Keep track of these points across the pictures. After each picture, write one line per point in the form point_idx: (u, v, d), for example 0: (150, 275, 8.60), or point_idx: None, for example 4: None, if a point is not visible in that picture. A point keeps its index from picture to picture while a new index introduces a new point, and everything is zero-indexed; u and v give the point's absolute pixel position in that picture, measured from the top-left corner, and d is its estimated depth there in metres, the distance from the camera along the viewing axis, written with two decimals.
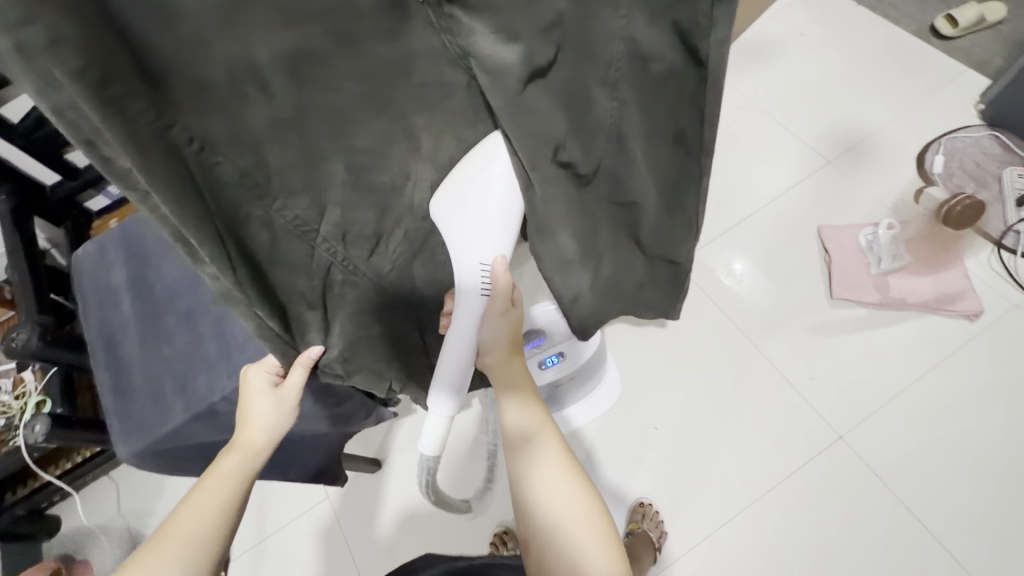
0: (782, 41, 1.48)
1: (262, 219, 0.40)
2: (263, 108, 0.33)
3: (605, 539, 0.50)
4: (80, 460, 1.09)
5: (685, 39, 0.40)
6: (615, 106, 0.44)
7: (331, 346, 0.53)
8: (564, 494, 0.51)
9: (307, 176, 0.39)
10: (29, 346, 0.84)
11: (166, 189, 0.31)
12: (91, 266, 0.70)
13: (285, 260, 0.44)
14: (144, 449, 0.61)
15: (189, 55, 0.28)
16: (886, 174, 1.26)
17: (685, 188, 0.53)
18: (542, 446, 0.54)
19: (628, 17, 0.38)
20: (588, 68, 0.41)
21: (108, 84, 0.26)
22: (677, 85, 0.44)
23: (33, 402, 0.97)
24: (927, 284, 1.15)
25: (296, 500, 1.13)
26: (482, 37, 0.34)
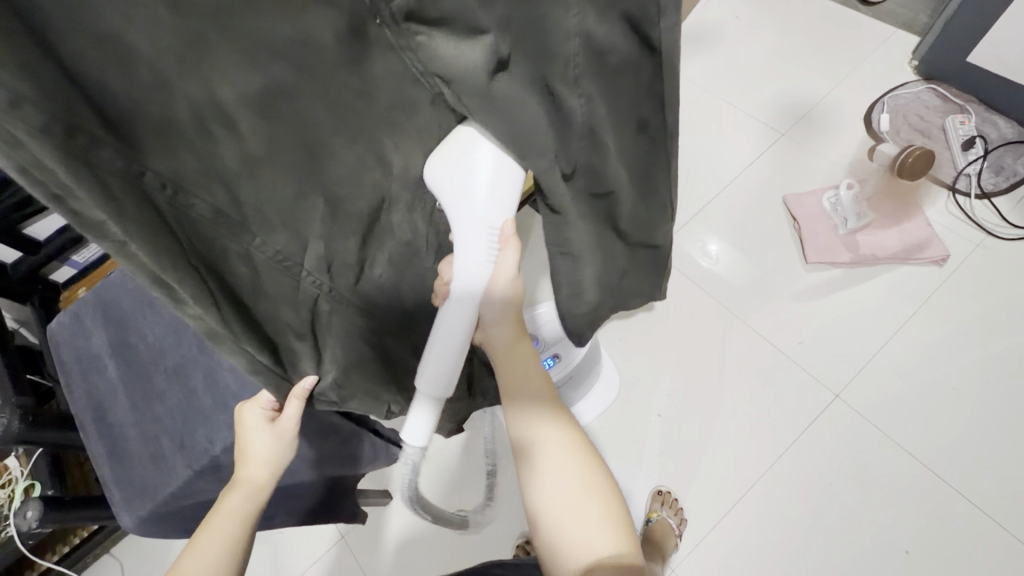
0: (719, 24, 1.53)
1: (241, 254, 0.35)
2: (234, 147, 0.31)
3: (615, 524, 0.52)
4: (77, 542, 1.04)
5: (637, 30, 0.39)
6: (586, 104, 0.41)
7: (324, 373, 0.46)
8: (576, 487, 0.52)
9: (289, 210, 0.36)
10: (12, 431, 0.81)
11: (140, 237, 0.28)
12: (69, 336, 0.68)
13: (273, 296, 0.39)
14: (149, 514, 0.59)
15: (155, 101, 0.27)
16: (837, 138, 1.31)
17: (653, 173, 0.50)
18: (550, 440, 0.54)
19: (580, 15, 0.37)
20: (548, 67, 0.38)
21: (71, 138, 0.24)
22: (636, 78, 0.42)
23: (21, 488, 0.93)
24: (894, 237, 1.19)
25: (309, 545, 1.11)
26: (443, 42, 0.35)
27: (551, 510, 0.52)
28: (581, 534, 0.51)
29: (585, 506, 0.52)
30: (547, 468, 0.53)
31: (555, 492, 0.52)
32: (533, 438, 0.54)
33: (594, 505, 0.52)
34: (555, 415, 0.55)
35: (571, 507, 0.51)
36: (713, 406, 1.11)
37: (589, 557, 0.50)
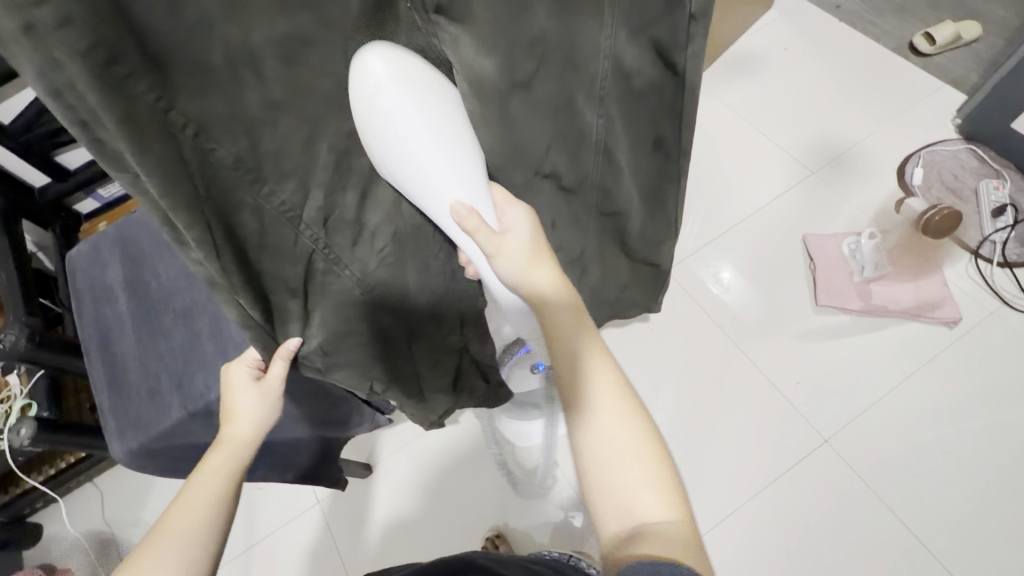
0: (765, 55, 1.52)
1: (252, 207, 0.36)
2: (257, 92, 0.31)
3: (667, 488, 0.43)
4: (63, 466, 1.06)
5: (663, 55, 0.42)
6: (603, 122, 0.45)
7: (309, 337, 0.49)
8: (620, 439, 0.43)
9: (299, 159, 0.36)
10: (18, 348, 0.84)
11: (159, 174, 0.29)
12: (86, 265, 0.70)
13: (274, 248, 0.40)
14: (138, 447, 0.60)
15: (194, 43, 0.27)
16: (867, 183, 1.30)
17: (663, 188, 0.54)
18: (598, 386, 0.45)
19: (614, 36, 0.39)
20: (575, 81, 0.40)
21: (107, 65, 0.25)
22: (658, 99, 0.45)
23: (18, 406, 0.96)
24: (908, 292, 1.18)
25: (285, 505, 1.13)
26: (466, 47, 0.33)
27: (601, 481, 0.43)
28: (635, 510, 0.42)
29: (630, 463, 0.43)
30: (590, 414, 0.44)
31: (596, 441, 0.44)
32: (576, 382, 0.45)
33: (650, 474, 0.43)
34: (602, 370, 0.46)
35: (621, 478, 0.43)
36: (703, 431, 1.11)
37: (632, 519, 0.41)
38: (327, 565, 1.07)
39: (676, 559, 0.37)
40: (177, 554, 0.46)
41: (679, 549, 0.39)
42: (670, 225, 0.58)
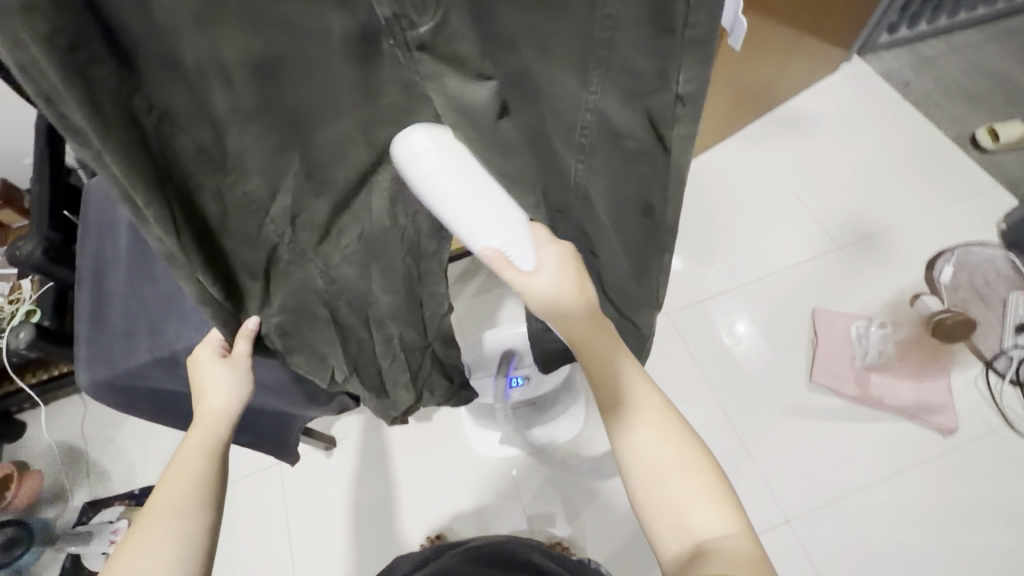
0: (819, 118, 1.49)
1: (214, 191, 0.39)
2: (225, 96, 0.34)
3: (720, 500, 0.44)
4: (54, 375, 1.12)
5: (655, 125, 0.44)
6: (583, 168, 0.49)
7: (269, 317, 0.51)
8: (668, 459, 0.45)
9: (267, 160, 0.38)
10: (32, 258, 0.93)
11: (119, 150, 0.31)
12: (99, 197, 0.74)
13: (239, 233, 0.42)
14: (103, 380, 0.62)
15: (166, 43, 0.30)
16: (892, 270, 1.26)
17: (649, 260, 0.56)
18: (639, 412, 0.47)
19: (600, 93, 0.42)
20: (553, 122, 0.45)
21: (73, 52, 0.27)
22: (649, 165, 0.48)
23: (24, 309, 1.02)
24: (907, 389, 1.14)
25: (248, 459, 1.16)
26: (450, 80, 0.36)
27: (659, 514, 0.45)
28: (697, 534, 0.43)
29: (689, 490, 0.44)
30: (633, 440, 0.46)
31: (644, 467, 0.46)
32: (614, 409, 0.47)
33: (706, 496, 0.44)
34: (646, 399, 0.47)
35: (685, 507, 0.44)
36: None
37: (692, 539, 0.43)
38: (273, 525, 1.10)
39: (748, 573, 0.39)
40: (177, 528, 0.49)
41: (745, 563, 0.40)
42: (653, 296, 0.60)
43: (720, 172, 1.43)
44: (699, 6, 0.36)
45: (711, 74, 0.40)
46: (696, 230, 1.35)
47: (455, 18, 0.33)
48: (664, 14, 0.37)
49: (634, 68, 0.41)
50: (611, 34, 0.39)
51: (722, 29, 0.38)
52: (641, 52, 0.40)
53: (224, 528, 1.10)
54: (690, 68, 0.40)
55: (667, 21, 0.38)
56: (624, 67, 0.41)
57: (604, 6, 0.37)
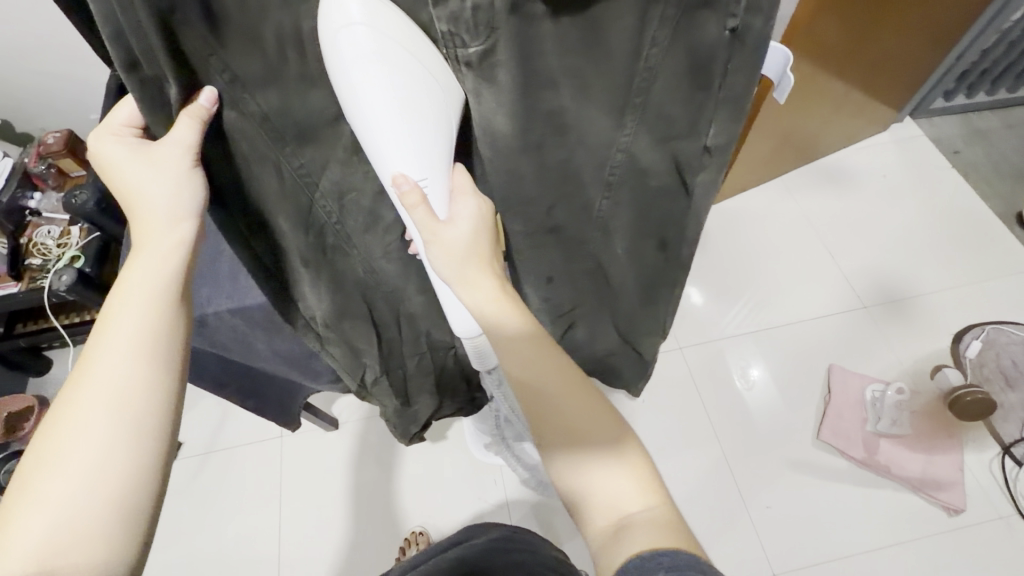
0: (862, 175, 1.47)
1: (273, 166, 0.41)
2: (296, 69, 0.37)
3: (641, 475, 0.41)
4: (84, 319, 1.16)
5: (680, 169, 0.47)
6: (608, 203, 0.51)
7: (316, 303, 0.54)
8: (585, 422, 0.42)
9: (322, 134, 0.41)
10: (85, 207, 0.97)
11: (180, 95, 0.34)
12: None
13: (293, 212, 0.45)
14: None
15: (253, 17, 0.33)
16: (917, 339, 1.24)
17: (659, 288, 0.61)
18: (550, 382, 0.42)
19: (634, 137, 0.44)
20: (582, 156, 0.45)
21: (169, 15, 0.30)
22: (671, 202, 0.50)
23: (70, 254, 1.07)
24: (916, 462, 1.11)
25: (251, 427, 1.20)
26: (486, 100, 0.37)
27: (584, 492, 0.41)
28: (620, 509, 0.40)
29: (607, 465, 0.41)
30: (549, 404, 0.42)
31: (561, 430, 0.42)
32: (529, 379, 0.42)
33: (623, 469, 0.41)
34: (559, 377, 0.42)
35: (606, 481, 0.41)
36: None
37: (617, 514, 0.40)
38: (265, 494, 1.13)
39: (667, 545, 0.37)
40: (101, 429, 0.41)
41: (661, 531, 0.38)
42: (660, 326, 0.67)
43: (754, 216, 1.42)
44: (737, 70, 0.38)
45: (740, 130, 0.43)
46: (722, 271, 1.35)
47: (501, 50, 0.35)
48: (703, 73, 0.39)
49: (667, 116, 0.42)
50: (650, 83, 0.40)
51: (755, 90, 0.40)
52: (676, 101, 0.41)
53: (219, 489, 1.14)
54: (721, 125, 0.42)
55: (704, 78, 0.39)
56: (655, 114, 0.42)
57: (646, 58, 0.38)
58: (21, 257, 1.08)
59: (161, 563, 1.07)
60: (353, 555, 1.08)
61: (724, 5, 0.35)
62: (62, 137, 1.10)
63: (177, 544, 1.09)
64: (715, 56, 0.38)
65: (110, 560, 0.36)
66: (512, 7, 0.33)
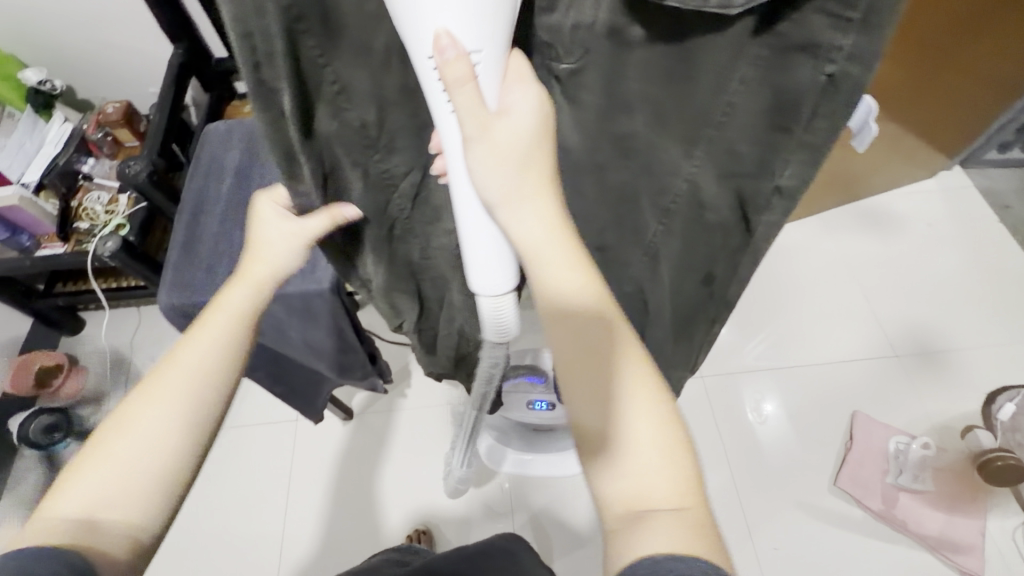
0: (904, 219, 1.44)
1: (360, 167, 0.40)
2: (394, 79, 0.36)
3: (681, 469, 0.35)
4: (122, 286, 1.20)
5: (743, 207, 0.45)
6: (662, 230, 0.50)
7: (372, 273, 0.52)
8: (628, 397, 0.35)
9: (411, 142, 0.40)
10: (137, 177, 1.01)
11: (296, 104, 0.33)
12: (216, 140, 0.80)
13: (367, 209, 0.44)
14: (179, 305, 0.67)
15: (363, 25, 0.32)
16: (948, 394, 1.20)
17: (694, 322, 0.60)
18: (601, 350, 0.36)
19: (699, 169, 0.43)
20: (648, 183, 0.45)
21: (294, 22, 0.30)
22: (723, 240, 0.49)
23: (115, 222, 1.10)
24: (935, 520, 1.08)
25: (269, 408, 1.21)
26: (564, 115, 0.41)
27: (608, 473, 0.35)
28: (645, 499, 0.34)
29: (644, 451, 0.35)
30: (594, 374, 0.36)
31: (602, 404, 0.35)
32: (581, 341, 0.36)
33: (660, 456, 0.35)
34: (611, 331, 0.36)
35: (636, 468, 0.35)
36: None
37: (640, 503, 0.34)
38: (276, 476, 1.14)
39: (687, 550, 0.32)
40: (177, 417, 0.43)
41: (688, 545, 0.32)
42: (688, 360, 0.66)
43: (787, 251, 1.40)
44: (824, 115, 0.36)
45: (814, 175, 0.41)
46: (749, 303, 1.33)
47: (590, 71, 0.37)
48: (787, 115, 0.37)
49: (735, 151, 0.41)
50: (728, 117, 0.39)
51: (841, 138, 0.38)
52: (751, 140, 0.40)
53: (232, 465, 1.15)
54: (796, 166, 0.40)
55: (786, 120, 0.37)
56: (727, 149, 0.41)
57: (730, 94, 0.38)
58: (70, 220, 1.12)
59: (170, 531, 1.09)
60: (355, 546, 1.08)
61: (824, 52, 0.33)
62: (121, 107, 1.14)
63: (186, 517, 1.10)
64: (803, 100, 0.36)
65: (146, 525, 0.37)
66: (609, 31, 0.35)
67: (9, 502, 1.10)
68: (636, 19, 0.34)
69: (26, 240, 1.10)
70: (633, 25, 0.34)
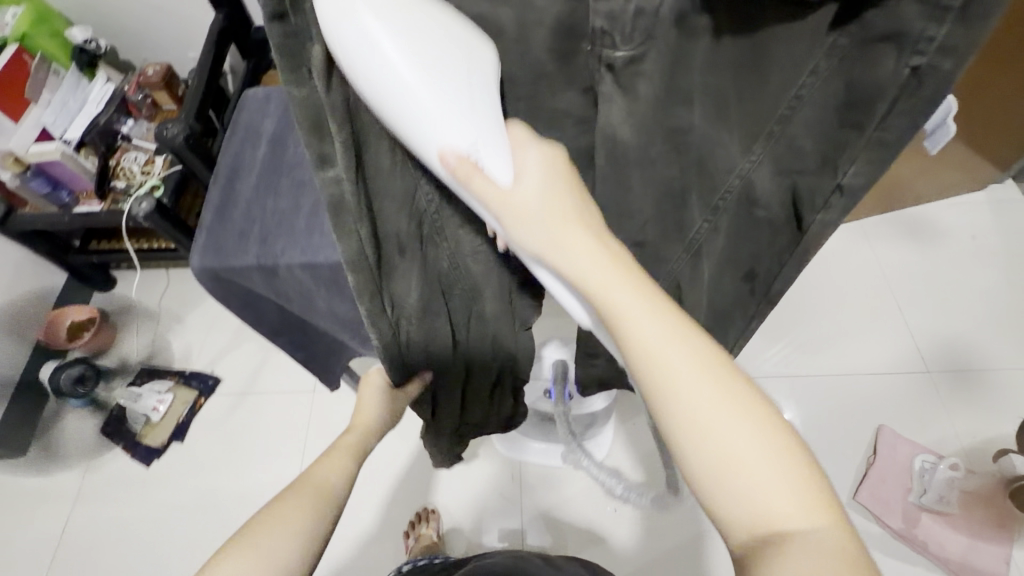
0: (949, 231, 1.38)
1: (389, 146, 0.39)
2: None
3: (804, 479, 0.31)
4: (153, 248, 1.22)
5: (796, 205, 0.44)
6: (708, 229, 0.47)
7: (410, 297, 0.49)
8: (727, 416, 0.31)
9: None
10: (174, 140, 1.02)
11: (332, 67, 0.30)
12: (253, 107, 0.80)
13: (390, 193, 0.42)
14: (210, 267, 0.67)
15: None
16: (982, 416, 1.16)
17: (731, 322, 0.55)
18: (682, 366, 0.31)
19: (756, 164, 0.42)
20: (699, 179, 0.43)
21: None
22: (770, 236, 0.47)
23: (150, 182, 1.11)
24: (958, 544, 1.05)
25: (287, 376, 1.22)
26: (615, 108, 0.37)
27: (730, 508, 0.31)
28: (774, 524, 0.30)
29: (764, 473, 0.31)
30: (679, 399, 0.31)
31: (700, 428, 0.31)
32: (653, 364, 0.32)
33: (781, 475, 0.30)
34: (692, 342, 0.32)
35: (759, 495, 0.30)
36: (680, 545, 1.05)
37: (771, 530, 0.30)
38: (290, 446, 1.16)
39: None
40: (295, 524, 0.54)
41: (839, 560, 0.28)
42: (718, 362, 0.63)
43: (821, 258, 1.36)
44: (900, 113, 0.35)
45: (881, 175, 0.39)
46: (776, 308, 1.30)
47: (651, 56, 0.35)
48: (858, 110, 0.36)
49: (798, 147, 0.40)
50: (794, 112, 0.38)
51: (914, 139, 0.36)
52: (811, 134, 0.39)
53: (248, 431, 1.16)
54: (863, 164, 0.39)
55: (857, 117, 0.36)
56: (787, 146, 0.40)
57: (798, 87, 0.37)
58: (108, 178, 1.13)
59: (184, 491, 1.11)
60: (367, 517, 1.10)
61: (912, 42, 0.32)
62: (161, 70, 1.14)
63: (200, 478, 1.12)
64: (881, 96, 0.35)
65: None
66: (676, 17, 0.33)
67: (41, 449, 1.15)
68: (704, 5, 0.33)
69: (65, 196, 1.13)
70: (701, 11, 0.33)
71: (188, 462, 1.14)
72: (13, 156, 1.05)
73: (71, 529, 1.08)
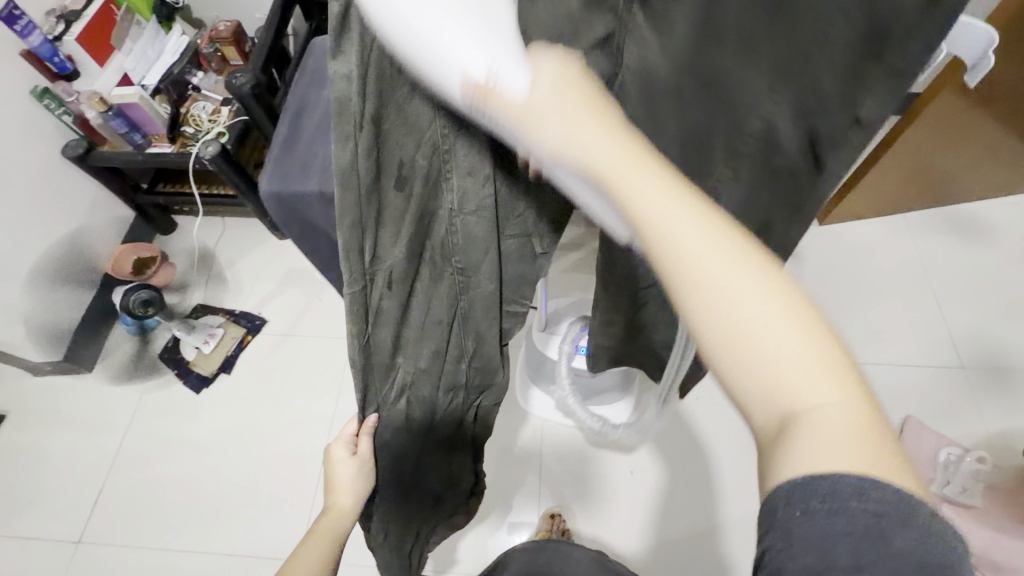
0: (999, 229, 1.34)
1: None
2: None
3: (832, 358, 0.28)
4: (214, 193, 1.31)
5: (815, 148, 0.46)
6: (731, 174, 0.50)
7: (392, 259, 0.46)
8: (754, 293, 0.28)
9: None
10: (242, 89, 1.08)
11: None
12: (319, 53, 0.85)
13: (407, 122, 0.39)
14: (277, 192, 0.73)
15: None
16: (1016, 413, 1.14)
17: None
18: (688, 224, 0.28)
19: (776, 108, 0.44)
20: (723, 120, 0.46)
21: None
22: (791, 184, 0.49)
23: (217, 129, 1.19)
24: (981, 537, 1.03)
25: (327, 323, 1.29)
26: (646, 43, 0.40)
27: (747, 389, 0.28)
28: (798, 404, 0.27)
29: (792, 348, 0.27)
30: (700, 283, 0.28)
31: (719, 312, 0.28)
32: (660, 247, 0.29)
33: (813, 348, 0.27)
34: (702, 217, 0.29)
35: (788, 372, 0.27)
36: (693, 533, 1.08)
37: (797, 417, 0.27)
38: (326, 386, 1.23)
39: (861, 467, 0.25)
40: None
41: (853, 442, 0.26)
42: None
43: (861, 249, 1.34)
44: (914, 41, 0.37)
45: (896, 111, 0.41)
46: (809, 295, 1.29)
47: None
48: (876, 45, 0.38)
49: (819, 87, 0.41)
50: (819, 49, 0.39)
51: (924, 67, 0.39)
52: (834, 75, 0.40)
53: (290, 370, 1.24)
54: (877, 97, 0.41)
55: (876, 47, 0.38)
56: (809, 84, 0.41)
57: (825, 23, 0.38)
58: (179, 124, 1.21)
59: (229, 420, 1.19)
60: None
61: None
62: (231, 26, 1.22)
63: (242, 410, 1.20)
64: (896, 26, 0.37)
65: None
66: None
67: (104, 369, 1.25)
68: None
69: (139, 138, 1.20)
70: None
71: (233, 395, 1.22)
72: (98, 96, 1.11)
73: (129, 442, 1.18)
